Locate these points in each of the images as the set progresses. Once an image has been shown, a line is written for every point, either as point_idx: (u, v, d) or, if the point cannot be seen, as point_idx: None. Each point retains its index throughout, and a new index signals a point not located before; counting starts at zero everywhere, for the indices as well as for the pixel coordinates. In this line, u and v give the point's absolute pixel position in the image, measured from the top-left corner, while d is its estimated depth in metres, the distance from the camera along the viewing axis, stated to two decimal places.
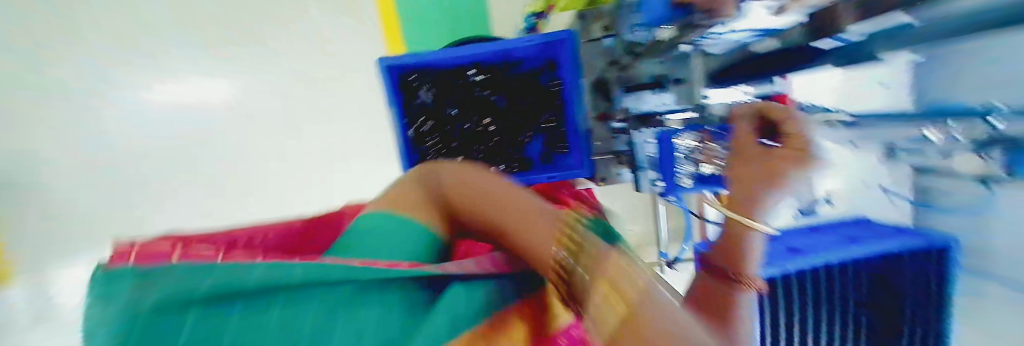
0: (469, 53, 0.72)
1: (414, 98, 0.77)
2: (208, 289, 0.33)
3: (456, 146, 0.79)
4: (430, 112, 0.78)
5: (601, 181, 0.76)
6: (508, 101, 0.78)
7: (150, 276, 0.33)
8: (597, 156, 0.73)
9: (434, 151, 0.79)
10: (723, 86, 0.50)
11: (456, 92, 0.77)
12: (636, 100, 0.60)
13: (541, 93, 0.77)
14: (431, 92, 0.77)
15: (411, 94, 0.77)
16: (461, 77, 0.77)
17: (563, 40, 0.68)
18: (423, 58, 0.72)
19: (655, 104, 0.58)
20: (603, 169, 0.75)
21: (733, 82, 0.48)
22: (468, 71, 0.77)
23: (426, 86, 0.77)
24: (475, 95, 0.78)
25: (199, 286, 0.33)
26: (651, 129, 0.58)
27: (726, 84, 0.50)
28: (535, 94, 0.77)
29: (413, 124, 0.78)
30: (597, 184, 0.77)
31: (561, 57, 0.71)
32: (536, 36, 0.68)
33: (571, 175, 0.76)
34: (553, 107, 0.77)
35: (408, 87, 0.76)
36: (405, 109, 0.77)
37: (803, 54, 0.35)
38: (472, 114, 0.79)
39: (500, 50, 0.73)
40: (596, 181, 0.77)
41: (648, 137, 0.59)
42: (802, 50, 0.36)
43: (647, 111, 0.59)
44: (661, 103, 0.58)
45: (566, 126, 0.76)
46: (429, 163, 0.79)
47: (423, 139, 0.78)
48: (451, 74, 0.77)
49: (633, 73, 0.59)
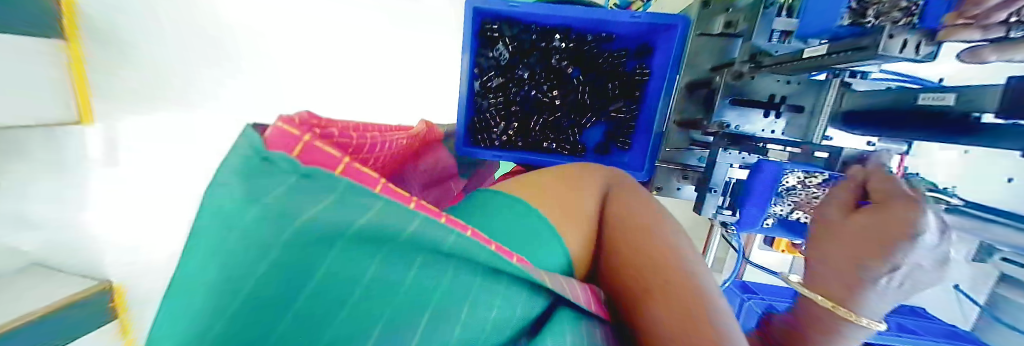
0: (563, 15, 0.65)
1: (490, 50, 0.72)
2: (358, 237, 0.19)
3: (516, 110, 0.75)
4: (502, 68, 0.73)
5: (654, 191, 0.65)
6: (583, 76, 0.73)
7: (309, 185, 0.16)
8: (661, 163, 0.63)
9: (493, 110, 0.74)
10: (853, 133, 0.42)
11: (535, 54, 0.73)
12: (740, 117, 0.50)
13: (623, 79, 0.72)
14: (509, 48, 0.72)
15: (488, 44, 0.72)
16: (546, 39, 0.72)
17: (673, 26, 0.60)
18: (513, 8, 0.65)
19: (759, 128, 0.50)
20: (661, 178, 0.64)
21: (863, 129, 0.41)
22: (555, 35, 0.71)
23: (507, 40, 0.72)
24: (553, 62, 0.73)
25: (355, 226, 0.18)
26: (743, 153, 0.48)
27: (858, 130, 0.41)
28: (617, 78, 0.72)
29: (482, 76, 0.73)
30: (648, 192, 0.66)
31: (660, 44, 0.66)
32: (644, 14, 0.60)
33: None
34: (630, 97, 0.72)
35: (489, 35, 0.71)
36: (479, 59, 0.72)
37: (962, 122, 0.30)
38: (544, 81, 0.74)
39: (597, 20, 0.65)
40: (648, 189, 0.65)
41: (734, 161, 0.49)
42: (950, 115, 0.31)
43: (745, 133, 0.50)
44: (767, 129, 0.50)
45: (637, 120, 0.71)
46: (485, 121, 0.74)
47: (487, 95, 0.74)
48: (536, 33, 0.72)
49: (748, 83, 0.49)
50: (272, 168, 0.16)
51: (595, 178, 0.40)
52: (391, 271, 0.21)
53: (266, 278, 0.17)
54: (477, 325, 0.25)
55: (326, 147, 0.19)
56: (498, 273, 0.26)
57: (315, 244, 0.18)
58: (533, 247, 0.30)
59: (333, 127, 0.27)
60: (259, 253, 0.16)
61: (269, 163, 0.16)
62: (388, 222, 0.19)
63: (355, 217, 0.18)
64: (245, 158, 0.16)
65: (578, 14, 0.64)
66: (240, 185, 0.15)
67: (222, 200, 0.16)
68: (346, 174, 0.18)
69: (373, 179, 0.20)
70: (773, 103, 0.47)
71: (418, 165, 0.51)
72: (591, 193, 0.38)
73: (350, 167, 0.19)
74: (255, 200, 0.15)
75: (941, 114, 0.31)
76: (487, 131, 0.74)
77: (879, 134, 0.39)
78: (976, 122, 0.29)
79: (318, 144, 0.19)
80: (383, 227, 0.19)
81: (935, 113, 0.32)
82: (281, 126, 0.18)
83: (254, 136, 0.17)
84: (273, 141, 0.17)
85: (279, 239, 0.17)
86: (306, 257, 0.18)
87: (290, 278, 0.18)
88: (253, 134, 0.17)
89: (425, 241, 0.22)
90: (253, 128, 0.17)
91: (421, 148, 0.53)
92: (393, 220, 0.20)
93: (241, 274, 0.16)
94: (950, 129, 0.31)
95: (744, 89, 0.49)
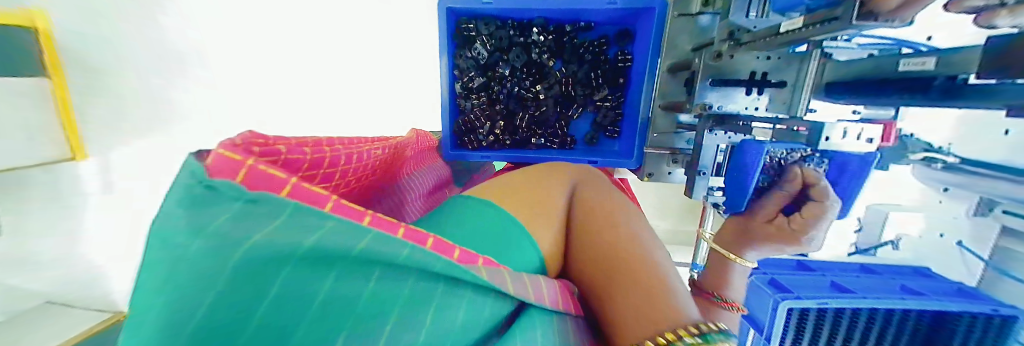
0: (537, 8, 0.64)
1: (469, 49, 0.72)
2: (316, 259, 0.19)
3: (500, 109, 0.74)
4: (483, 67, 0.73)
5: (645, 178, 0.63)
6: (565, 67, 0.73)
7: (259, 210, 0.16)
8: (650, 149, 0.62)
9: (477, 110, 0.73)
10: (837, 102, 0.41)
11: (514, 50, 0.72)
12: (722, 97, 0.49)
13: (605, 67, 0.71)
14: (488, 46, 0.71)
15: (466, 43, 0.71)
16: (523, 34, 0.71)
17: (651, 9, 0.60)
18: (487, 5, 0.64)
19: (743, 106, 0.48)
20: (652, 164, 0.63)
21: (844, 96, 0.40)
22: (532, 28, 0.70)
23: (484, 38, 0.70)
24: (533, 56, 0.72)
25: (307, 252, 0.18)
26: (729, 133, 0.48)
27: (837, 99, 0.41)
28: (600, 67, 0.71)
29: (462, 77, 0.73)
30: (640, 179, 0.65)
31: (641, 28, 0.65)
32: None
33: (616, 163, 0.66)
34: (614, 85, 0.71)
35: (465, 35, 0.70)
36: (457, 60, 0.72)
37: (946, 87, 0.29)
38: (526, 77, 0.73)
39: (572, 10, 0.65)
40: (640, 176, 0.64)
41: (721, 142, 0.48)
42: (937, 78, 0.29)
43: (729, 112, 0.49)
44: (750, 106, 0.48)
45: (624, 107, 0.71)
46: (469, 122, 0.73)
47: (469, 96, 0.73)
48: (513, 28, 0.71)
49: (727, 63, 0.47)
50: (214, 195, 0.15)
51: (560, 173, 0.41)
52: (348, 285, 0.21)
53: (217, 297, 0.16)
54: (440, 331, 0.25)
55: (272, 168, 0.18)
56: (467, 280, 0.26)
57: (263, 263, 0.17)
58: (503, 249, 0.30)
59: (283, 144, 0.25)
60: (212, 273, 0.16)
61: (211, 191, 0.15)
62: (339, 242, 0.19)
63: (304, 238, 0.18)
64: (187, 187, 0.15)
65: (551, 7, 0.63)
66: (183, 217, 0.15)
67: (168, 229, 0.15)
68: (294, 195, 0.18)
69: (323, 197, 0.19)
70: (755, 80, 0.46)
71: (407, 176, 0.50)
72: (557, 187, 0.39)
73: (297, 186, 0.18)
74: (200, 230, 0.15)
75: (924, 81, 0.30)
76: (472, 133, 0.73)
77: (858, 103, 0.39)
78: (961, 83, 0.28)
79: (263, 166, 0.17)
80: (333, 243, 0.19)
81: (920, 79, 0.31)
82: (221, 151, 0.16)
83: (196, 164, 0.16)
84: (215, 170, 0.16)
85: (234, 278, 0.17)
86: (258, 278, 0.18)
87: (240, 296, 0.17)
88: (195, 163, 0.16)
89: (381, 255, 0.21)
90: (196, 157, 0.16)
91: (412, 157, 0.53)
92: (343, 237, 0.19)
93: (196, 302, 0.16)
94: (932, 96, 0.30)
95: (721, 69, 0.47)
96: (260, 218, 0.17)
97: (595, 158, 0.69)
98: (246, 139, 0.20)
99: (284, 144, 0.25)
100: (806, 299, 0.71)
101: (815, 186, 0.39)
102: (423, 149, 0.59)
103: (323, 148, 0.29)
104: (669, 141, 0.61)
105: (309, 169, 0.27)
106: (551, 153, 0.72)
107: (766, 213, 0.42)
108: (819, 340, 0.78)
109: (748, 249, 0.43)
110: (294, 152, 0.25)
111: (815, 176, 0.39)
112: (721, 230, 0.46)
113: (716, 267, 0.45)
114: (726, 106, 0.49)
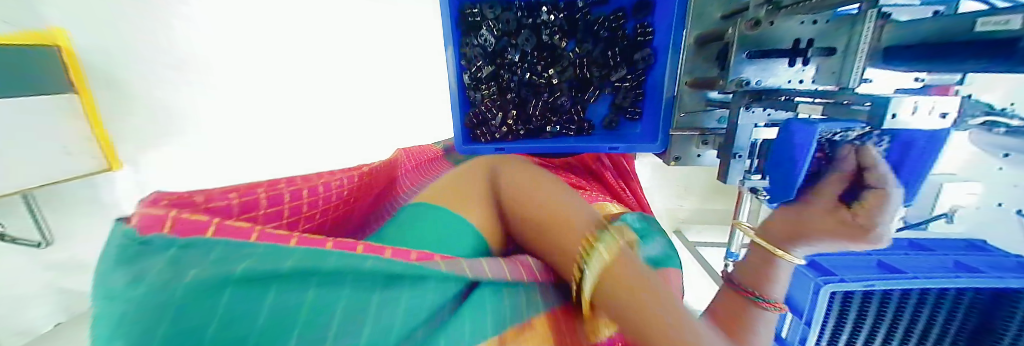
0: None
1: (475, 36, 0.68)
2: (245, 280, 0.25)
3: (512, 97, 0.71)
4: (491, 55, 0.69)
5: (673, 161, 0.59)
6: (578, 47, 0.68)
7: (185, 250, 0.25)
8: (676, 131, 0.57)
9: (487, 101, 0.70)
10: (897, 69, 0.36)
11: (524, 33, 0.67)
12: (761, 71, 0.44)
13: (623, 43, 0.66)
14: (495, 31, 0.67)
15: (472, 30, 0.68)
16: (532, 15, 0.67)
17: None
18: None
19: (785, 79, 0.44)
20: (679, 147, 0.58)
21: (909, 64, 0.34)
22: (541, 7, 0.66)
23: (490, 22, 0.67)
24: (543, 38, 0.68)
25: (233, 277, 0.25)
26: (768, 110, 0.43)
27: (899, 66, 0.36)
28: (617, 45, 0.66)
29: (469, 67, 0.69)
30: (667, 164, 0.60)
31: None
32: None
33: (639, 148, 0.62)
34: (633, 63, 0.66)
35: (471, 21, 0.67)
36: (463, 48, 0.68)
37: None
38: (537, 61, 0.69)
39: None
40: (666, 161, 0.60)
41: (760, 120, 0.44)
42: None
43: (769, 87, 0.45)
44: (793, 79, 0.43)
45: (646, 87, 0.66)
46: (481, 114, 0.70)
47: (478, 86, 0.70)
48: (520, 9, 0.67)
49: (766, 31, 0.42)
50: (148, 247, 0.24)
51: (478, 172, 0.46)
52: (283, 295, 0.27)
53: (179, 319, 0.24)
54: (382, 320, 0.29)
55: (198, 217, 0.27)
56: (391, 268, 0.31)
57: (206, 286, 0.25)
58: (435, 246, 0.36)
59: (206, 198, 0.31)
60: (176, 301, 0.24)
61: (145, 245, 0.24)
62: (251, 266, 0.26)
63: (224, 267, 0.25)
64: (126, 247, 0.24)
65: None
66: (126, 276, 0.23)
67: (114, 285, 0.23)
68: (218, 234, 0.27)
69: (243, 231, 0.28)
70: (798, 49, 0.41)
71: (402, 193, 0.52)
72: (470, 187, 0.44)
73: (219, 227, 0.27)
74: (137, 283, 0.23)
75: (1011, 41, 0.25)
76: (485, 125, 0.70)
77: (924, 68, 0.33)
78: None
79: (186, 216, 0.26)
80: (255, 261, 0.26)
81: (1000, 40, 0.26)
82: (147, 214, 0.26)
83: (129, 228, 0.25)
84: (148, 226, 0.25)
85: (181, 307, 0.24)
86: (197, 303, 0.24)
87: (193, 318, 0.24)
88: (126, 226, 0.25)
89: (302, 262, 0.28)
90: (126, 221, 0.26)
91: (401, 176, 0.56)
92: (261, 254, 0.27)
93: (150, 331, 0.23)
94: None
95: (759, 39, 0.43)
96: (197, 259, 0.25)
97: (614, 144, 0.65)
98: (157, 199, 0.28)
99: (206, 193, 0.32)
100: (852, 283, 0.67)
101: (869, 171, 0.35)
102: (423, 162, 0.62)
103: (261, 189, 0.36)
104: (698, 121, 0.56)
105: (245, 212, 0.34)
106: (565, 141, 0.69)
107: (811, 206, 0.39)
108: (862, 323, 0.73)
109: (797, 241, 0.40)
110: (217, 200, 0.32)
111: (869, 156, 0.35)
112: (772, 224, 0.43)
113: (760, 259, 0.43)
114: (766, 80, 0.45)
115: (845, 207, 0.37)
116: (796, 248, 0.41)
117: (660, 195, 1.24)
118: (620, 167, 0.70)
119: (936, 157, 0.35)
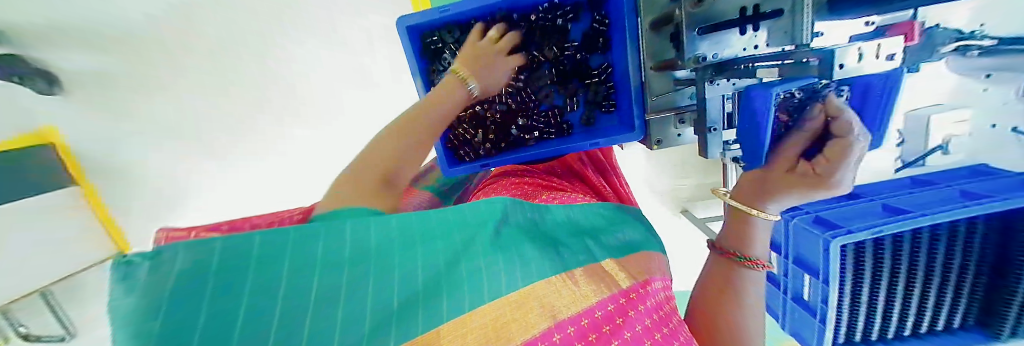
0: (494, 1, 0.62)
1: (440, 62, 0.71)
2: (293, 257, 0.22)
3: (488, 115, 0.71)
4: None
5: (655, 145, 0.60)
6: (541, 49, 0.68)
7: (191, 247, 0.18)
8: (651, 116, 0.59)
9: (467, 121, 0.71)
10: (846, 18, 0.39)
11: None
12: (715, 44, 0.44)
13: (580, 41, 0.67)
14: (457, 52, 0.69)
15: (436, 57, 0.71)
16: None
17: None
18: (444, 14, 0.65)
19: (741, 47, 0.43)
20: (657, 129, 0.60)
21: (858, 11, 0.37)
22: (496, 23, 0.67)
23: (451, 46, 0.69)
24: None
25: (281, 257, 0.22)
26: (732, 80, 0.43)
27: (849, 15, 0.38)
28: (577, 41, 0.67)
29: None
30: (649, 148, 0.62)
31: None
32: None
33: (621, 139, 0.64)
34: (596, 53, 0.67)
35: (433, 48, 0.70)
36: (432, 78, 0.72)
37: None
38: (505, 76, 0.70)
39: None
40: (649, 144, 0.62)
41: (726, 91, 0.44)
42: None
43: (726, 59, 0.44)
44: (749, 46, 0.42)
45: (614, 78, 0.68)
46: (462, 136, 0.72)
47: None
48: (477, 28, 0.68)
49: (712, 6, 0.42)
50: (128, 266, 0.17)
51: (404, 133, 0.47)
52: (311, 261, 0.23)
53: (197, 301, 0.18)
54: (411, 266, 0.27)
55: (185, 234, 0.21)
56: (407, 233, 0.30)
57: (231, 264, 0.19)
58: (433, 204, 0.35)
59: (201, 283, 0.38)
60: (197, 277, 0.18)
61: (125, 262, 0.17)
62: (279, 241, 0.22)
63: (249, 247, 0.20)
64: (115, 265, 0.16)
65: None
66: (141, 291, 0.16)
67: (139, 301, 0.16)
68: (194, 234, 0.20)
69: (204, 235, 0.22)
70: (748, 17, 0.41)
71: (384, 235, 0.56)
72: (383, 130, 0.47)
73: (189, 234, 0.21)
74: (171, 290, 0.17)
75: None
76: (467, 145, 0.72)
77: (871, 12, 0.36)
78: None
79: None
80: (282, 232, 0.22)
81: None
82: None
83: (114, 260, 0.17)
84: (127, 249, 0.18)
85: (258, 292, 0.20)
86: (261, 280, 0.20)
87: (249, 296, 0.20)
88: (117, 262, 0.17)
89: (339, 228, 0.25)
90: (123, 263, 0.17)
91: None
92: (286, 233, 0.22)
93: (235, 323, 0.19)
94: None
95: (708, 14, 0.43)
96: (218, 244, 0.19)
97: (595, 140, 0.68)
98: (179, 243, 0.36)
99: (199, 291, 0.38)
100: (858, 232, 0.66)
101: (836, 120, 0.33)
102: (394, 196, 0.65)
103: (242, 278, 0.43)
104: (673, 103, 0.58)
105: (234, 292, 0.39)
106: (544, 146, 0.71)
107: (778, 159, 0.38)
108: (880, 272, 0.72)
109: (765, 201, 0.39)
110: None
111: (835, 106, 0.33)
112: (745, 181, 0.42)
113: (734, 220, 0.43)
114: (721, 53, 0.44)
115: (806, 162, 0.36)
116: (769, 206, 0.40)
117: (660, 178, 1.24)
118: (597, 163, 0.72)
119: (891, 100, 0.36)
